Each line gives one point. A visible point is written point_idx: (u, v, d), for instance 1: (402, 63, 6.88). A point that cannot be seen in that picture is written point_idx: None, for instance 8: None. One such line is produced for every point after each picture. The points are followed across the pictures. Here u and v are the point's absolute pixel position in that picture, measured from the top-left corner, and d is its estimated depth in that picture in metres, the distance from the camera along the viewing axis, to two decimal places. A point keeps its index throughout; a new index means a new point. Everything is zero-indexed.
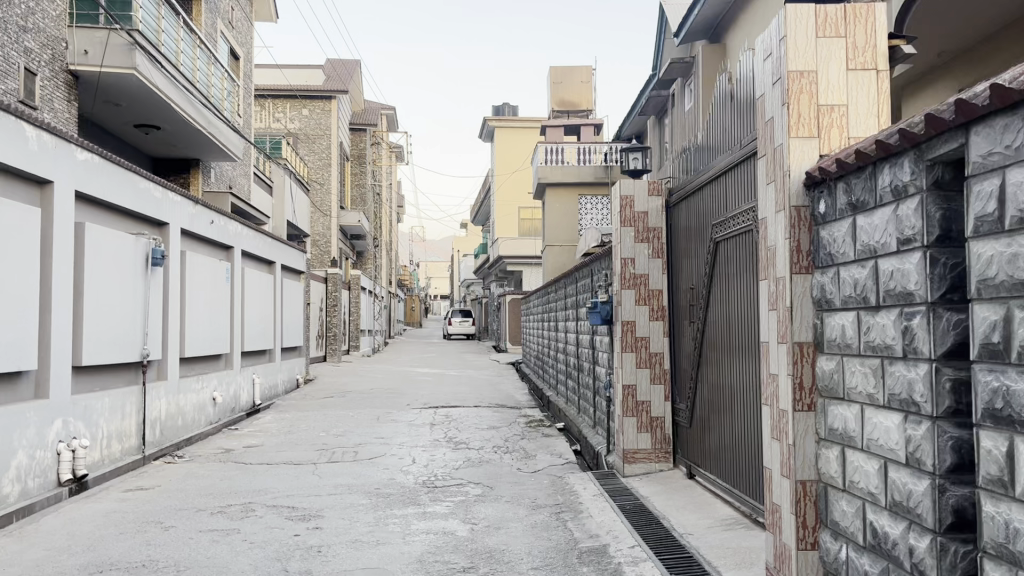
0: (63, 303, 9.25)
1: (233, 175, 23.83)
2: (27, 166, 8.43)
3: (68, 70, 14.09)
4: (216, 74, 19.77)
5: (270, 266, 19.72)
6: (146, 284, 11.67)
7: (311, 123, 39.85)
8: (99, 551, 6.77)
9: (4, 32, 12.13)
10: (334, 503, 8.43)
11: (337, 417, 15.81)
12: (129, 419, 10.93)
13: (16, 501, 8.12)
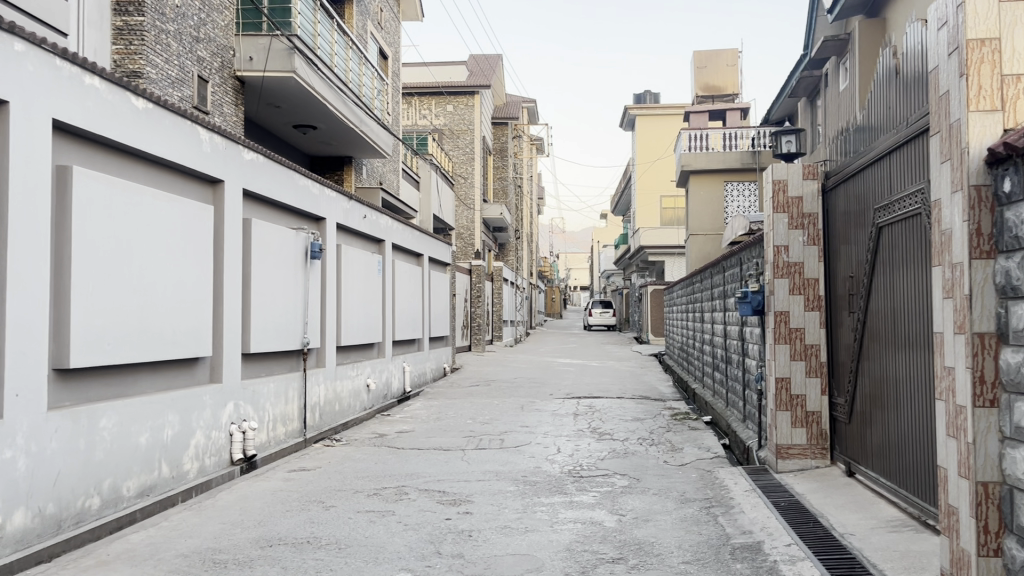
0: (234, 294, 9.91)
1: (384, 171, 24.79)
2: (200, 166, 9.06)
3: (235, 76, 15.09)
4: (366, 74, 20.55)
5: (419, 258, 20.37)
6: (306, 277, 12.32)
7: (457, 119, 40.85)
8: (268, 526, 7.23)
9: (180, 43, 13.10)
10: (483, 489, 8.61)
11: (483, 405, 16.15)
12: (292, 404, 11.61)
13: (195, 477, 8.81)
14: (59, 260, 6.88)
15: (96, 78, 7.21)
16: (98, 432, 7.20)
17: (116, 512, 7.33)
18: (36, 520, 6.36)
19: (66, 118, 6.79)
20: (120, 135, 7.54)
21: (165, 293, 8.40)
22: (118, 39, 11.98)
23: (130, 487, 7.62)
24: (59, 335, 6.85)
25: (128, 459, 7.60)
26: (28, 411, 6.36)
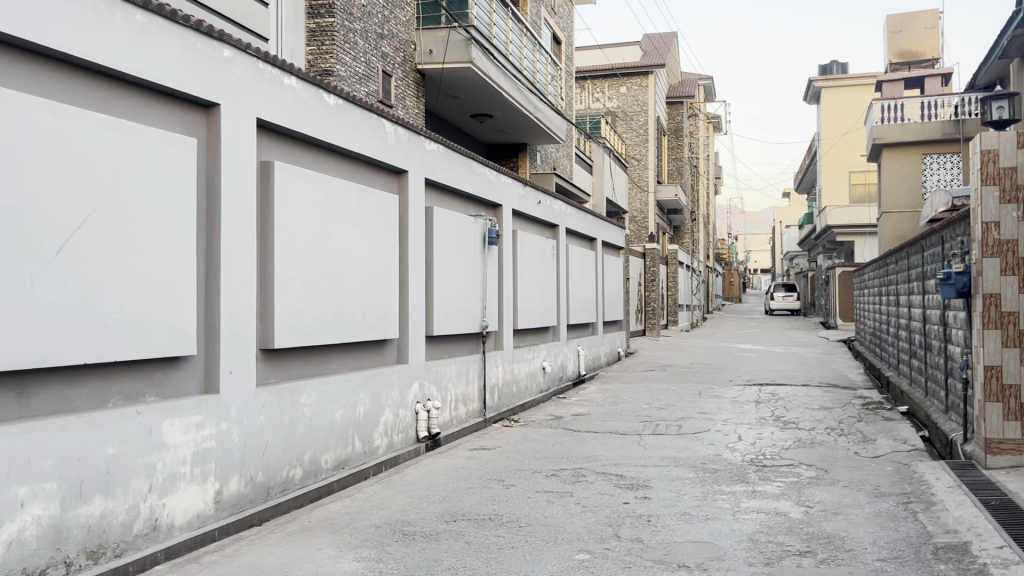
0: (418, 279, 10.35)
1: (558, 156, 24.97)
2: (386, 157, 9.51)
3: (416, 69, 15.71)
4: (541, 60, 20.71)
5: (592, 243, 20.38)
6: (484, 262, 12.66)
7: (630, 100, 40.38)
8: (452, 502, 7.53)
9: (366, 41, 13.80)
10: (662, 474, 8.52)
11: (660, 389, 15.95)
12: (473, 384, 12.00)
13: (385, 452, 9.33)
14: (264, 248, 7.47)
15: (293, 78, 7.72)
16: (300, 407, 7.77)
17: (315, 483, 7.90)
18: (249, 487, 7.00)
19: (268, 118, 7.33)
20: (314, 131, 8.05)
21: (356, 279, 8.90)
22: (312, 40, 12.80)
23: (327, 460, 8.18)
24: (265, 317, 7.45)
25: (325, 434, 8.16)
26: (241, 387, 6.98)
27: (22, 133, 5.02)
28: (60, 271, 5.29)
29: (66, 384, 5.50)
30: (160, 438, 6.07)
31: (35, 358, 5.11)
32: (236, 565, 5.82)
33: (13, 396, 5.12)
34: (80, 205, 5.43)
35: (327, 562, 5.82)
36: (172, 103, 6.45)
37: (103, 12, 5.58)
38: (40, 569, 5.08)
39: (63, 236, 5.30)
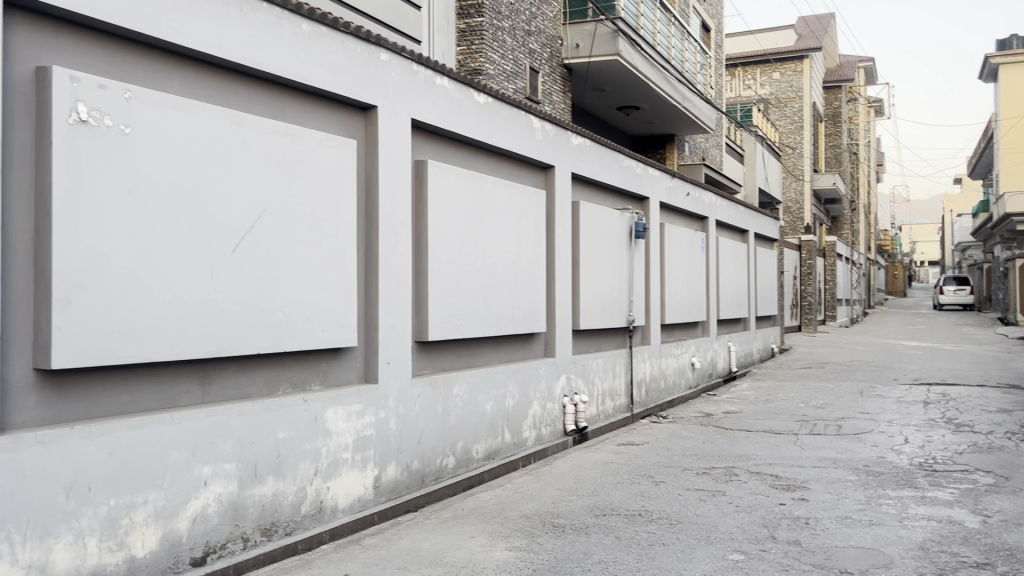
0: (565, 273, 10.39)
1: (707, 147, 24.36)
2: (533, 153, 9.60)
3: (563, 64, 15.77)
4: (690, 49, 20.27)
5: (744, 235, 19.75)
6: (631, 256, 12.54)
7: (784, 86, 38.83)
8: (601, 496, 7.52)
9: (514, 38, 14.01)
10: (820, 476, 8.16)
11: (817, 388, 15.26)
12: (620, 379, 11.93)
13: (533, 444, 9.45)
14: (418, 244, 7.73)
15: (445, 79, 7.94)
16: (453, 398, 8.00)
17: (467, 472, 8.11)
18: (405, 474, 7.28)
19: (421, 117, 7.57)
20: (465, 129, 8.25)
21: (504, 273, 9.05)
22: (462, 40, 13.12)
23: (478, 450, 8.38)
24: (420, 311, 7.72)
25: (476, 424, 8.36)
26: (397, 378, 7.25)
27: (204, 140, 5.44)
28: (237, 267, 5.70)
29: (242, 372, 5.92)
30: (325, 425, 6.42)
31: (215, 348, 5.54)
32: (394, 548, 6.08)
33: (197, 383, 5.56)
34: (253, 206, 5.82)
35: (480, 550, 5.96)
36: (334, 106, 6.78)
37: (273, 23, 5.95)
38: (220, 543, 5.52)
39: (239, 234, 5.70)
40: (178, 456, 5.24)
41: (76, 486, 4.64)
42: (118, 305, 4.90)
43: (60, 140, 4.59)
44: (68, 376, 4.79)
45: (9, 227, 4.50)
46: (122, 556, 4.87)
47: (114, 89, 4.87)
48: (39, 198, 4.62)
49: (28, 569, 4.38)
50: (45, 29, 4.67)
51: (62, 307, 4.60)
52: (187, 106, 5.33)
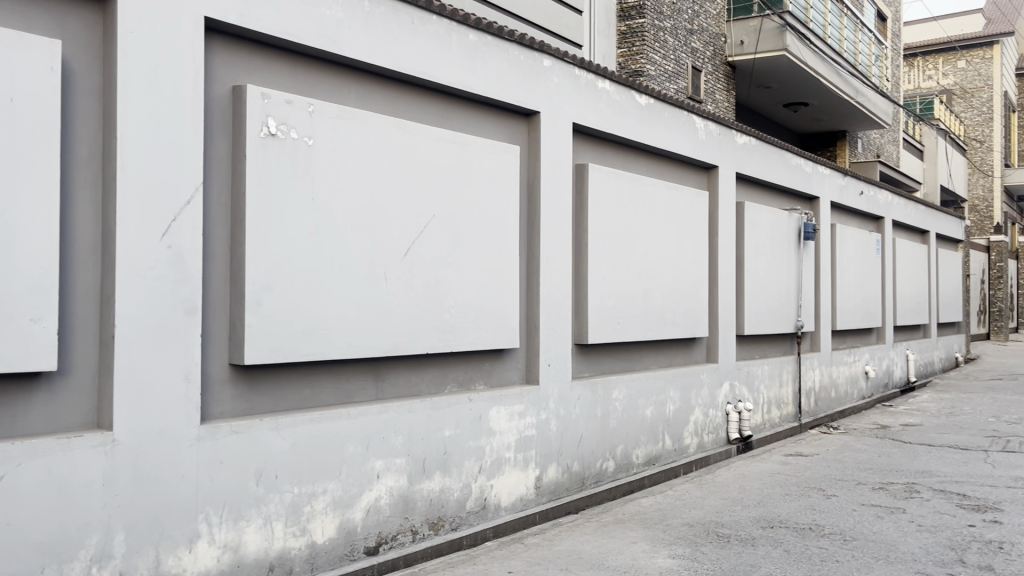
0: (729, 276, 10.11)
1: (883, 143, 22.97)
2: (696, 154, 9.42)
3: (727, 62, 15.41)
4: (864, 40, 19.20)
5: (924, 236, 18.47)
6: (799, 258, 12.02)
7: (970, 75, 35.83)
8: (768, 507, 7.26)
9: (675, 38, 13.83)
10: (1015, 497, 7.49)
11: (1010, 402, 14.01)
12: (787, 387, 11.46)
13: (695, 451, 9.25)
14: (579, 247, 7.77)
15: (607, 81, 7.94)
16: (613, 402, 7.96)
17: (627, 477, 8.06)
18: (566, 476, 7.33)
19: (583, 121, 7.61)
20: (626, 132, 8.21)
21: (666, 276, 8.92)
22: (623, 42, 13.11)
23: (639, 455, 8.31)
24: (580, 314, 7.75)
25: (637, 429, 8.29)
26: (559, 379, 7.32)
27: (378, 149, 5.72)
28: (408, 270, 5.94)
29: (412, 371, 6.17)
30: (489, 424, 6.57)
31: (388, 347, 5.80)
32: (557, 548, 6.13)
33: (371, 380, 5.86)
34: (423, 211, 6.06)
35: (642, 555, 5.91)
36: (498, 113, 6.95)
37: (442, 35, 6.18)
38: (392, 535, 5.78)
39: (410, 239, 5.96)
40: (354, 449, 5.54)
41: (265, 474, 5.01)
42: (302, 305, 5.25)
43: (252, 153, 4.97)
44: (259, 372, 5.17)
45: (210, 233, 4.93)
46: (305, 541, 5.21)
47: (299, 104, 5.22)
48: (234, 207, 5.02)
49: (223, 548, 4.79)
50: (240, 51, 5.08)
51: (253, 306, 4.98)
52: (364, 117, 5.62)
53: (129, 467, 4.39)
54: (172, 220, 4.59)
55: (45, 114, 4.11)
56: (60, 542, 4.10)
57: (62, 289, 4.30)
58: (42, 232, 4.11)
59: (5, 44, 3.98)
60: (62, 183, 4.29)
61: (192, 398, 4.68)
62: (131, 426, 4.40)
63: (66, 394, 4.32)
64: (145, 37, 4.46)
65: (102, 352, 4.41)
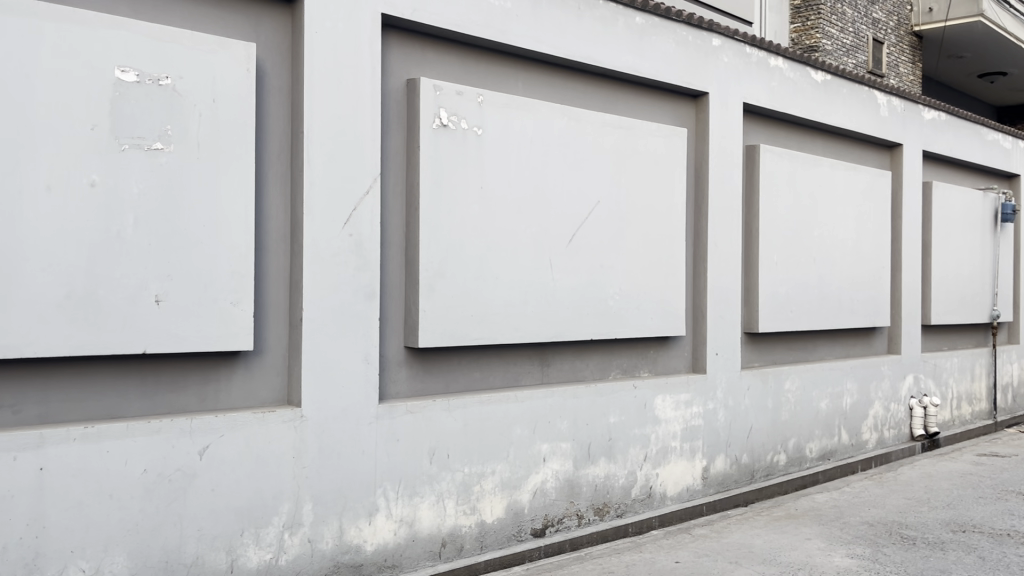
0: (914, 262, 9.45)
1: None
2: (877, 131, 8.84)
3: (913, 32, 14.38)
4: None
5: None
6: (996, 242, 11.04)
7: None
8: (959, 510, 6.74)
9: (855, 9, 13.04)
10: None
11: None
12: (980, 382, 10.58)
13: (874, 447, 8.74)
14: (749, 232, 7.51)
15: (780, 58, 7.61)
16: (785, 392, 7.66)
17: (800, 471, 7.74)
18: (735, 467, 7.14)
19: (754, 101, 7.33)
20: (801, 111, 7.84)
21: (843, 262, 8.45)
22: (796, 17, 12.48)
23: (812, 449, 7.95)
24: (750, 301, 7.50)
25: (811, 421, 7.94)
26: (727, 368, 7.12)
27: (545, 137, 5.77)
28: (574, 256, 5.97)
29: (577, 357, 6.20)
30: (655, 412, 6.50)
31: (554, 332, 5.86)
32: (726, 541, 5.99)
33: (537, 365, 5.94)
34: (589, 198, 6.06)
35: (818, 553, 5.65)
36: (665, 96, 6.82)
37: (609, 19, 6.13)
38: (558, 518, 5.85)
39: (576, 225, 5.98)
40: (521, 432, 5.64)
41: (437, 453, 5.21)
42: (472, 291, 5.40)
43: (426, 144, 5.15)
44: (431, 355, 5.37)
45: (387, 222, 5.16)
46: (475, 519, 5.38)
47: (469, 95, 5.35)
48: (409, 196, 5.23)
49: (400, 522, 5.04)
50: (413, 46, 5.27)
51: (427, 293, 5.17)
52: (531, 105, 5.69)
53: (316, 441, 4.69)
54: (353, 209, 4.85)
55: (242, 113, 4.45)
56: (257, 507, 4.47)
57: (257, 275, 4.65)
58: (240, 222, 4.45)
59: (207, 50, 4.33)
60: (257, 177, 4.63)
61: (371, 379, 4.93)
62: (317, 403, 4.69)
63: (261, 371, 4.67)
64: (329, 36, 4.72)
65: (292, 333, 4.73)
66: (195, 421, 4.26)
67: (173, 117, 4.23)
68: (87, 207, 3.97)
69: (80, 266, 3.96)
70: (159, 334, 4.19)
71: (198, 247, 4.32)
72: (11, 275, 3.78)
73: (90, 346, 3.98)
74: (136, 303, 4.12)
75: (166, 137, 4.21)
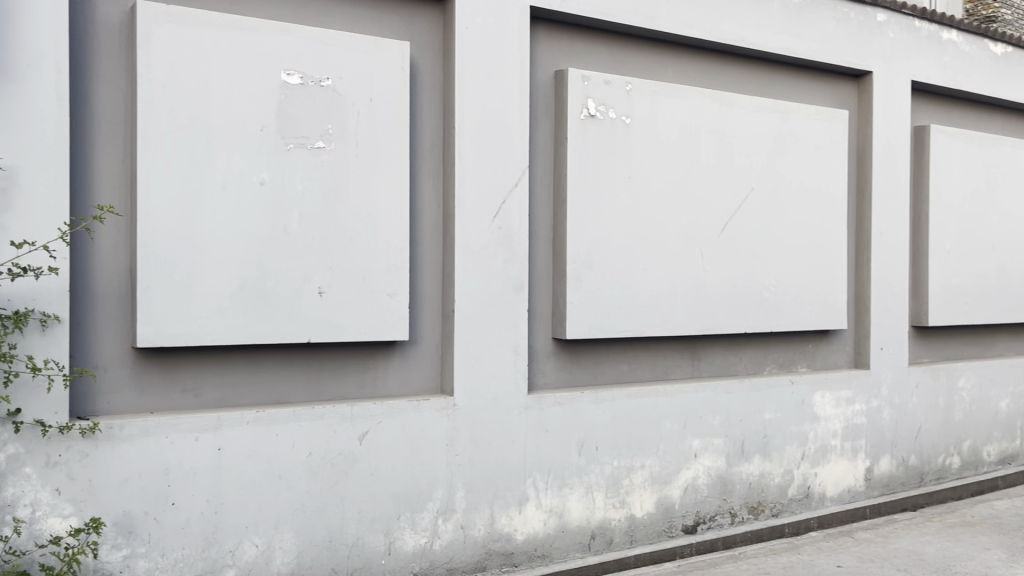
0: None
1: None
2: None
3: None
4: None
5: None
6: None
7: None
8: None
9: None
10: None
11: None
12: None
13: None
14: (918, 219, 7.03)
15: (953, 31, 7.06)
16: (958, 391, 7.11)
17: (976, 476, 7.18)
18: (902, 469, 6.72)
19: (923, 78, 6.85)
20: (977, 87, 7.24)
21: None
22: None
23: (990, 452, 7.36)
24: (919, 292, 7.02)
25: (988, 423, 7.35)
26: (894, 364, 6.70)
27: (695, 125, 5.62)
28: (726, 246, 5.78)
29: (730, 350, 6.02)
30: (813, 408, 6.21)
31: (706, 324, 5.71)
32: (892, 547, 5.64)
33: (687, 358, 5.81)
34: (742, 185, 5.85)
35: (997, 564, 5.23)
36: (824, 78, 6.49)
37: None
38: (710, 515, 5.71)
39: (729, 213, 5.79)
40: (671, 426, 5.53)
41: (586, 445, 5.19)
42: (621, 282, 5.34)
43: (574, 135, 5.14)
44: (579, 346, 5.36)
45: (535, 214, 5.19)
46: (624, 513, 5.34)
47: (618, 83, 5.29)
48: (557, 187, 5.23)
49: (550, 513, 5.07)
50: (561, 37, 5.26)
51: (575, 284, 5.16)
52: (681, 92, 5.55)
53: (468, 430, 4.78)
54: (502, 202, 4.90)
55: (397, 111, 4.59)
56: (412, 493, 4.61)
57: (411, 268, 4.79)
58: (395, 217, 4.60)
59: (364, 51, 4.50)
60: (411, 172, 4.77)
61: (521, 370, 4.97)
62: (469, 392, 4.79)
63: (415, 361, 4.81)
64: (479, 31, 4.79)
65: (444, 324, 4.85)
66: (355, 408, 4.45)
67: (334, 116, 4.42)
68: (257, 204, 4.22)
69: (251, 260, 4.22)
70: (322, 324, 4.40)
71: (357, 240, 4.50)
72: (192, 269, 4.07)
73: (260, 335, 4.23)
74: (301, 295, 4.34)
75: (328, 136, 4.40)
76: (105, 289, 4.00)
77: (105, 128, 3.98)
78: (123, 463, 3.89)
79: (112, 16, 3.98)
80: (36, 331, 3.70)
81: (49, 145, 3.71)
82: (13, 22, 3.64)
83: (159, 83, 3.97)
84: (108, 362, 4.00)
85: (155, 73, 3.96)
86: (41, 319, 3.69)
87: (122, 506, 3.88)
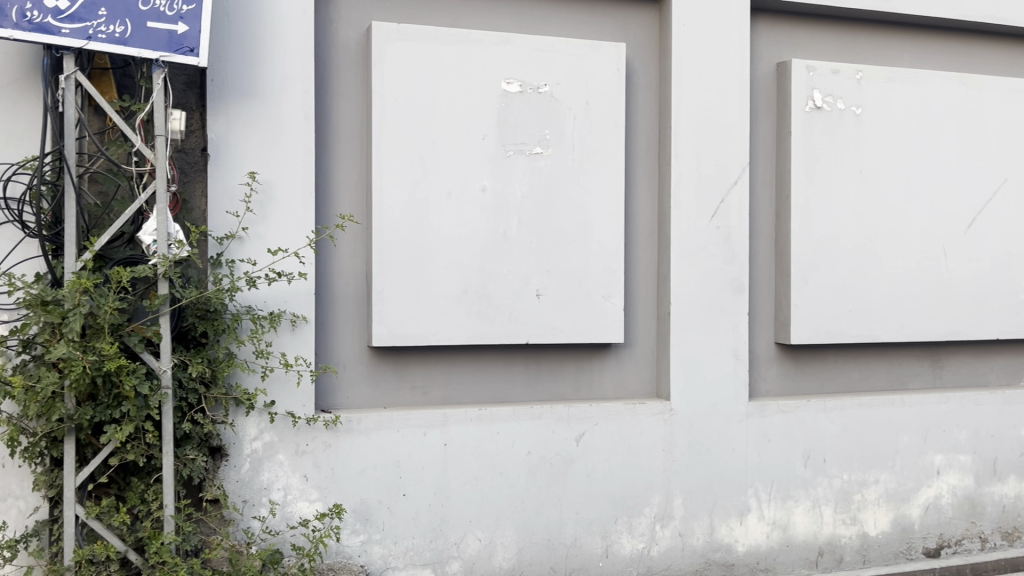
0: None
1: None
2: None
3: None
4: None
5: None
6: None
7: None
8: None
9: None
10: None
11: None
12: None
13: None
14: None
15: None
16: None
17: None
18: None
19: None
20: None
21: None
22: None
23: None
24: None
25: None
26: None
27: (936, 111, 5.16)
28: (973, 243, 5.25)
29: (978, 359, 5.46)
30: None
31: (950, 330, 5.21)
32: None
33: (927, 366, 5.33)
34: (992, 175, 5.29)
35: None
36: None
37: None
38: (956, 539, 5.19)
39: (976, 207, 5.25)
40: (909, 439, 5.10)
41: (813, 456, 4.91)
42: (850, 284, 5.00)
43: (798, 128, 4.89)
44: (805, 351, 5.09)
45: (756, 213, 4.98)
46: (856, 530, 4.99)
47: (846, 71, 4.97)
48: (779, 183, 5.00)
49: (773, 525, 4.84)
50: (783, 26, 5.03)
51: (799, 286, 4.90)
52: (918, 76, 5.12)
53: (686, 435, 4.68)
54: (720, 202, 4.76)
55: (614, 113, 4.59)
56: (629, 496, 4.58)
57: (627, 269, 4.76)
58: (612, 218, 4.59)
59: (581, 55, 4.53)
60: (626, 173, 4.75)
61: (742, 375, 4.79)
62: (686, 396, 4.68)
63: (631, 364, 4.77)
64: (696, 27, 4.69)
65: (660, 327, 4.77)
66: (573, 409, 4.49)
67: (552, 122, 4.48)
68: (479, 210, 4.38)
69: (474, 263, 4.38)
70: (541, 326, 4.48)
71: (574, 243, 4.54)
72: (421, 273, 4.29)
73: (483, 336, 4.39)
74: (521, 298, 4.45)
75: (546, 142, 4.48)
76: (344, 292, 4.31)
77: (345, 142, 4.30)
78: (360, 454, 4.16)
79: (350, 37, 4.30)
80: (287, 330, 4.06)
81: (300, 160, 4.06)
82: (269, 50, 4.02)
83: (392, 97, 4.23)
84: (348, 360, 4.31)
85: (388, 88, 4.22)
86: (291, 319, 4.05)
87: (360, 494, 4.16)
